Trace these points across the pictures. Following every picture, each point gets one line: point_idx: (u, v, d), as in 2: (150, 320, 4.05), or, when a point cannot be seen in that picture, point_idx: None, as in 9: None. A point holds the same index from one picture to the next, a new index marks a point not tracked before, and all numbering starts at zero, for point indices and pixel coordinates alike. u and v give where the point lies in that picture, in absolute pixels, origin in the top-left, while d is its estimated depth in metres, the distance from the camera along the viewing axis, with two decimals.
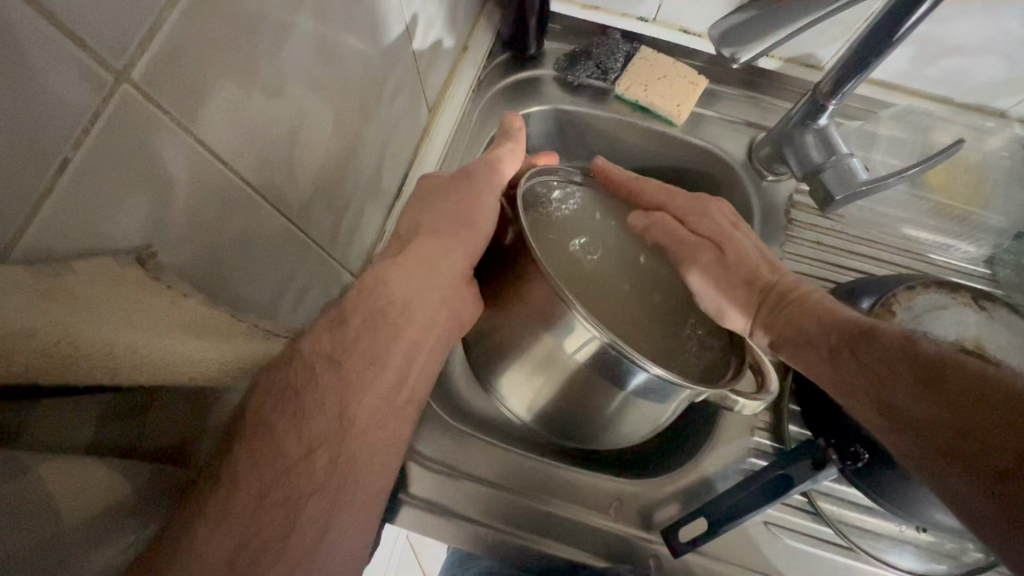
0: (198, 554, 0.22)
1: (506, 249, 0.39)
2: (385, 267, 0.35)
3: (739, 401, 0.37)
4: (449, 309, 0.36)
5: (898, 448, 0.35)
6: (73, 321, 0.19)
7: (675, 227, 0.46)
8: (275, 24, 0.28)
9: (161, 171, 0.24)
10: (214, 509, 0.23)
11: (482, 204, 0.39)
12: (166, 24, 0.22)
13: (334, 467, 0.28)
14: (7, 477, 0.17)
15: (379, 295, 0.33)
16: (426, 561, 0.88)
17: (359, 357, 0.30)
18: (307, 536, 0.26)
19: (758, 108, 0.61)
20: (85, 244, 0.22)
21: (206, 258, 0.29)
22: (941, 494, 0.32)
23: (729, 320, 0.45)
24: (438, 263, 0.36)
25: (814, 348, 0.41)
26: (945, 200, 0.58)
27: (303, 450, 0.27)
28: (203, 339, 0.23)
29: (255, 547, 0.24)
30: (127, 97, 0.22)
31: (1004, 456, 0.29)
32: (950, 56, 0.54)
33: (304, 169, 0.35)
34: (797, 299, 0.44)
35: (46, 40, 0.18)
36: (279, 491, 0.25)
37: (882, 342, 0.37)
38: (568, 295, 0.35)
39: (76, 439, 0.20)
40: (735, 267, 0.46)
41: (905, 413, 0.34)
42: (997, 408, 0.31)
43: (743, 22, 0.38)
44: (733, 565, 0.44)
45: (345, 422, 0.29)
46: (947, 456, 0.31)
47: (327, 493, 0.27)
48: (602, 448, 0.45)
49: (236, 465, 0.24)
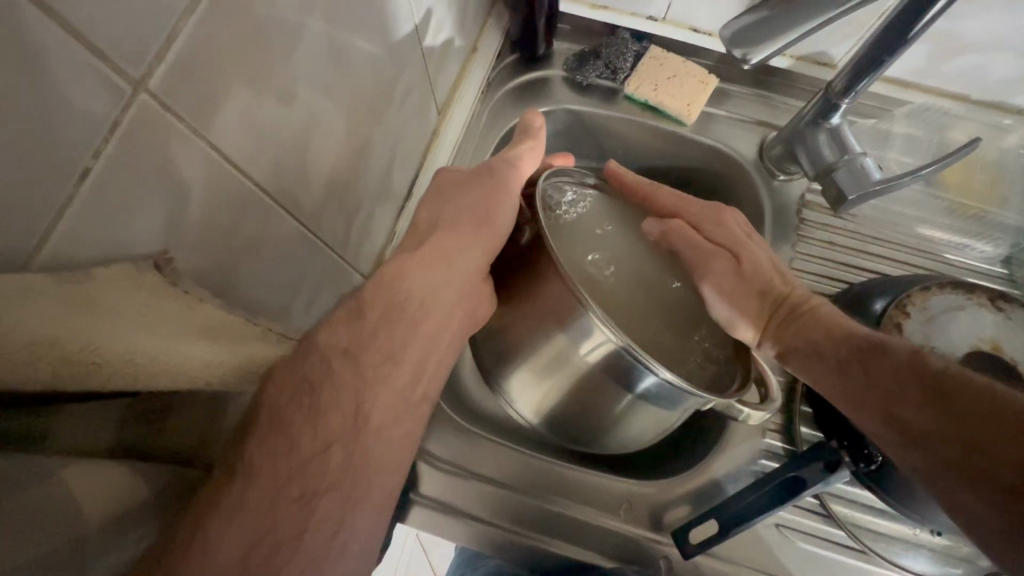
0: (215, 551, 0.22)
1: (522, 249, 0.39)
2: (402, 260, 0.34)
3: (744, 410, 0.37)
4: (465, 308, 0.36)
5: (903, 460, 0.35)
6: (95, 329, 0.19)
7: (691, 234, 0.44)
8: (288, 30, 0.29)
9: (178, 178, 0.25)
10: (229, 505, 0.23)
11: (502, 201, 0.38)
12: (182, 34, 0.23)
13: (349, 463, 0.27)
14: (33, 480, 0.17)
15: (399, 290, 0.32)
16: (436, 560, 0.88)
17: (374, 353, 0.30)
18: (320, 533, 0.25)
19: (769, 106, 0.61)
20: (105, 251, 0.22)
21: (220, 261, 0.29)
22: (948, 506, 0.32)
23: (740, 326, 0.43)
24: (458, 256, 0.36)
25: (822, 361, 0.41)
26: (959, 199, 0.57)
27: (319, 446, 0.26)
28: (218, 344, 0.24)
29: (270, 542, 0.24)
30: (145, 106, 0.22)
31: (1008, 470, 0.30)
32: (967, 52, 0.53)
33: (316, 173, 0.35)
34: (809, 310, 0.43)
35: (67, 52, 0.19)
36: (294, 488, 0.25)
37: (891, 357, 0.37)
38: (586, 297, 0.35)
39: (97, 442, 0.21)
40: (750, 278, 0.45)
41: (912, 427, 0.34)
42: (1001, 422, 0.31)
43: (755, 22, 0.37)
44: (744, 567, 0.44)
45: (360, 417, 0.28)
46: (955, 470, 0.32)
47: (341, 492, 0.27)
48: (607, 451, 0.45)
49: (252, 458, 0.24)
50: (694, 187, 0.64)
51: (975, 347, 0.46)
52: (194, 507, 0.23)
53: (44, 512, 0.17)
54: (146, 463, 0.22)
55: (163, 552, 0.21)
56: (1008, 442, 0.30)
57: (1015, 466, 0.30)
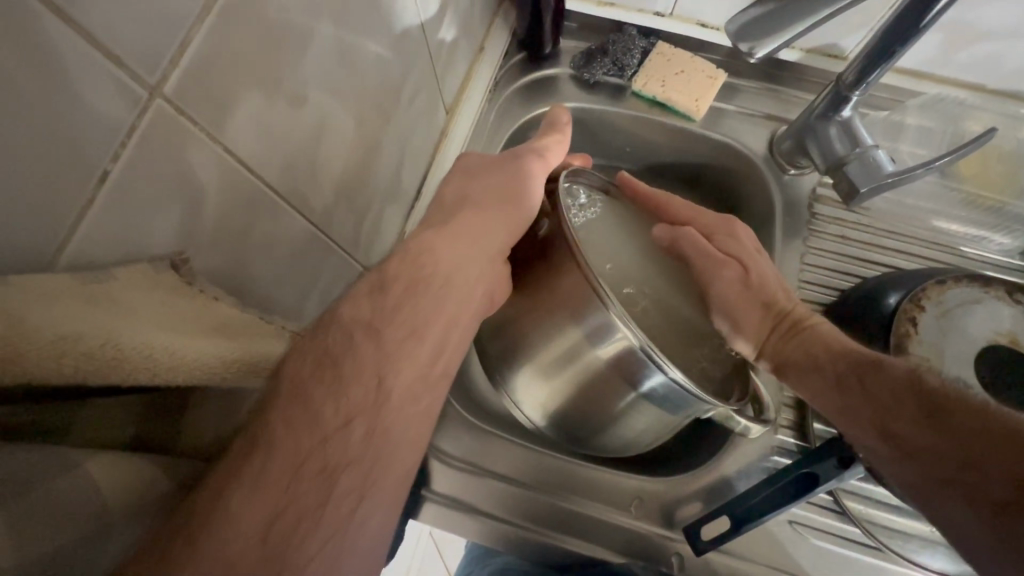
0: (234, 515, 0.22)
1: (539, 240, 0.40)
2: (429, 235, 0.35)
3: (741, 422, 0.39)
4: (485, 285, 0.36)
5: (893, 475, 0.35)
6: (113, 326, 0.20)
7: (703, 241, 0.44)
8: (297, 33, 0.29)
9: (193, 180, 0.25)
10: (251, 471, 0.23)
11: (525, 188, 0.39)
12: (195, 42, 0.23)
13: (371, 439, 0.27)
14: (59, 471, 0.18)
15: (422, 266, 0.33)
16: (448, 555, 0.90)
17: (399, 326, 0.30)
18: (342, 506, 0.25)
19: (779, 100, 0.60)
20: (124, 251, 0.23)
21: (233, 263, 0.30)
22: (939, 521, 0.33)
23: (743, 337, 0.44)
24: (482, 237, 0.36)
25: (821, 375, 0.42)
26: (974, 190, 0.56)
27: (341, 420, 0.26)
28: (234, 342, 0.24)
29: (290, 520, 0.23)
30: (161, 111, 0.23)
31: (1002, 486, 0.30)
32: (980, 42, 0.52)
33: (326, 174, 0.36)
34: (810, 327, 0.44)
35: (86, 59, 0.19)
36: (315, 463, 0.24)
37: (888, 373, 0.38)
38: (607, 292, 0.35)
39: (118, 437, 0.21)
40: (756, 288, 0.45)
41: (907, 442, 0.35)
42: (994, 442, 0.32)
43: (762, 16, 0.36)
44: (758, 565, 0.44)
45: (382, 393, 0.28)
46: (949, 485, 0.32)
47: (364, 464, 0.26)
48: (601, 450, 0.45)
49: (273, 428, 0.24)
50: (704, 183, 0.63)
51: (992, 340, 0.46)
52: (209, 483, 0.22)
53: (68, 505, 0.18)
54: (164, 456, 0.23)
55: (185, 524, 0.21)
56: (1002, 461, 0.31)
57: (1006, 481, 0.30)
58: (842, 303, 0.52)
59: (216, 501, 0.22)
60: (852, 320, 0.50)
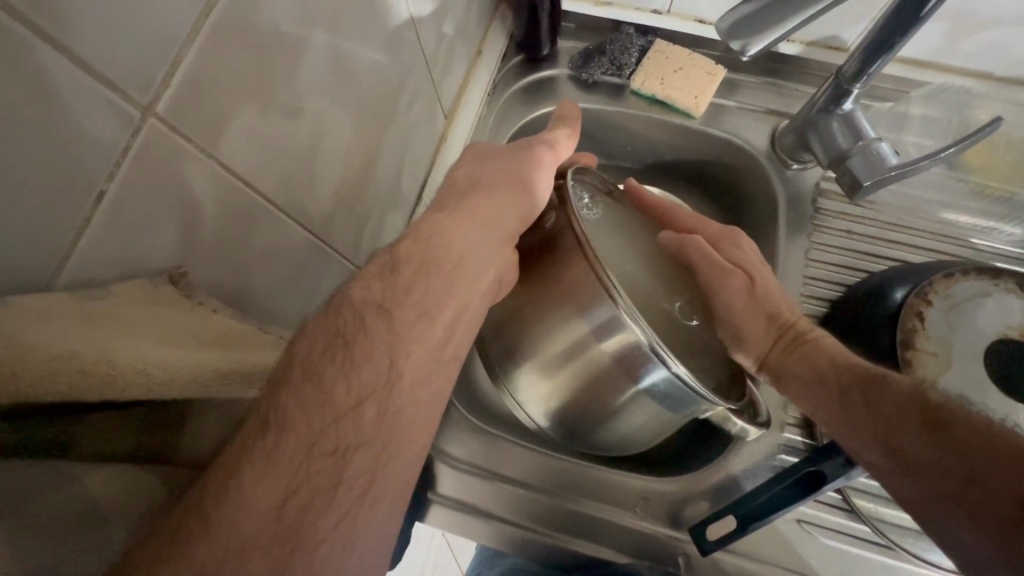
0: (245, 496, 0.22)
1: (546, 233, 0.40)
2: (439, 218, 0.35)
3: (738, 423, 0.39)
4: (495, 270, 0.36)
5: (900, 492, 0.35)
6: (110, 343, 0.20)
7: (709, 250, 0.44)
8: (292, 42, 0.30)
9: (188, 195, 0.26)
10: (263, 456, 0.23)
11: (535, 180, 0.39)
12: (186, 61, 0.24)
13: (382, 421, 0.27)
14: (61, 483, 0.19)
15: (434, 247, 0.33)
16: (461, 556, 0.89)
17: (409, 310, 0.30)
18: (353, 490, 0.25)
19: (781, 95, 0.60)
20: (123, 268, 0.24)
21: (232, 275, 0.30)
22: (943, 542, 0.32)
23: (744, 349, 0.45)
24: (495, 220, 0.36)
25: (823, 389, 0.42)
26: (982, 181, 0.54)
27: (352, 400, 0.26)
28: (230, 353, 0.25)
29: (304, 496, 0.24)
30: (155, 130, 0.23)
31: (1008, 504, 0.30)
32: (983, 30, 0.51)
33: (326, 182, 0.37)
34: (811, 340, 0.44)
35: (76, 82, 0.20)
36: (329, 441, 0.25)
37: (890, 389, 0.38)
38: (614, 285, 0.36)
39: (119, 447, 0.22)
40: (762, 299, 0.45)
41: (908, 456, 0.35)
42: (995, 457, 0.31)
43: (754, 12, 0.36)
44: (768, 565, 0.44)
45: (394, 373, 0.28)
46: (954, 502, 0.32)
47: (375, 446, 0.27)
48: (614, 451, 0.46)
49: (281, 414, 0.24)
50: (707, 180, 0.63)
51: (1000, 334, 0.44)
52: (212, 476, 0.22)
53: (63, 513, 0.18)
54: (164, 467, 0.23)
55: (199, 502, 0.22)
56: (1002, 476, 0.31)
57: (1010, 499, 0.30)
58: (848, 300, 0.51)
59: (221, 490, 0.22)
60: (856, 313, 0.49)
